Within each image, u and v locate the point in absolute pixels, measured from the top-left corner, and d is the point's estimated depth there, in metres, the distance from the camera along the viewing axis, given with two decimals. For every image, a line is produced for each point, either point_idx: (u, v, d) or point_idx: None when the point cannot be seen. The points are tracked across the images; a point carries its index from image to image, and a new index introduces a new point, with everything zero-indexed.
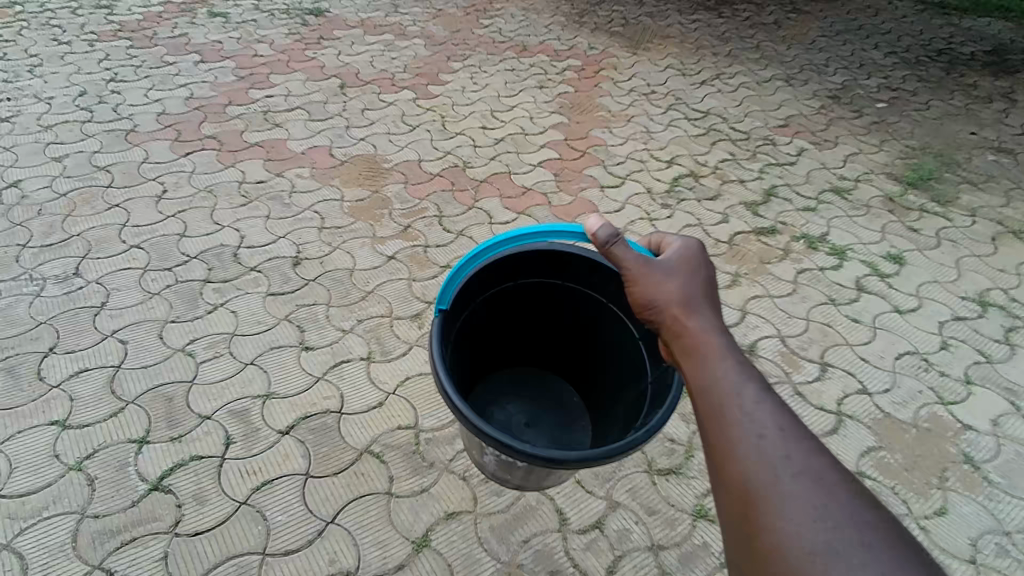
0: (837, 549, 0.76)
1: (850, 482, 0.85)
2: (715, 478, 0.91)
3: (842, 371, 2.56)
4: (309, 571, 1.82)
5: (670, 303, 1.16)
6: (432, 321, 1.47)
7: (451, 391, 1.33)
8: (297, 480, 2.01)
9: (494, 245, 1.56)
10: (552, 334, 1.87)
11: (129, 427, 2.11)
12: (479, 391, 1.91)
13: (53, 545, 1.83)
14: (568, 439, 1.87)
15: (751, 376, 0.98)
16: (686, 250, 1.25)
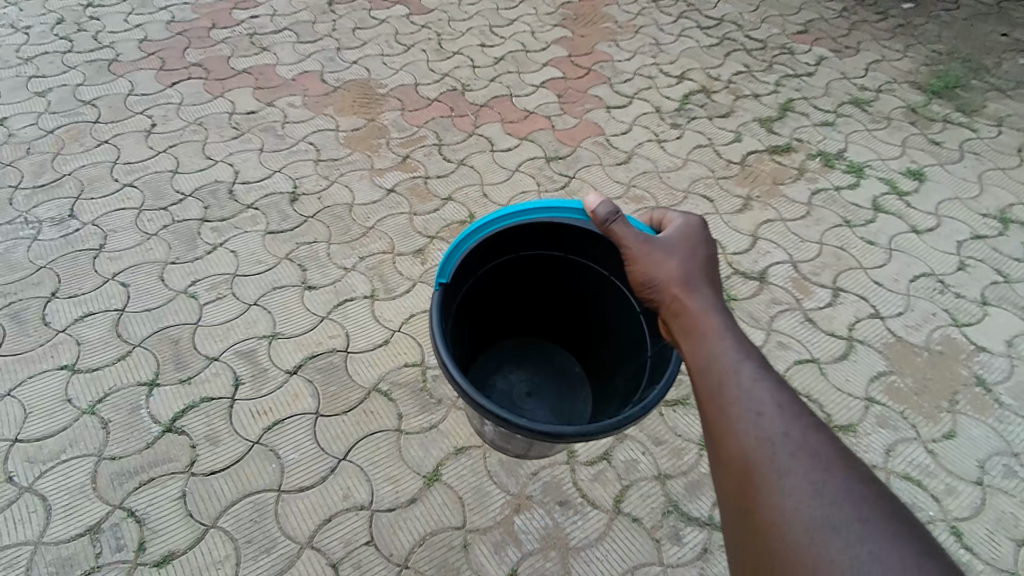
0: (835, 525, 0.78)
1: (849, 459, 0.87)
2: (714, 456, 0.94)
3: (855, 296, 2.51)
4: (324, 506, 1.85)
5: (670, 282, 1.19)
6: (433, 296, 1.44)
7: (451, 365, 1.30)
8: (307, 419, 2.02)
9: (495, 220, 1.52)
10: (553, 305, 1.82)
11: (138, 370, 2.12)
12: (481, 361, 1.88)
13: (73, 486, 1.87)
14: (569, 409, 1.85)
15: (749, 355, 1.01)
16: (686, 226, 1.28)
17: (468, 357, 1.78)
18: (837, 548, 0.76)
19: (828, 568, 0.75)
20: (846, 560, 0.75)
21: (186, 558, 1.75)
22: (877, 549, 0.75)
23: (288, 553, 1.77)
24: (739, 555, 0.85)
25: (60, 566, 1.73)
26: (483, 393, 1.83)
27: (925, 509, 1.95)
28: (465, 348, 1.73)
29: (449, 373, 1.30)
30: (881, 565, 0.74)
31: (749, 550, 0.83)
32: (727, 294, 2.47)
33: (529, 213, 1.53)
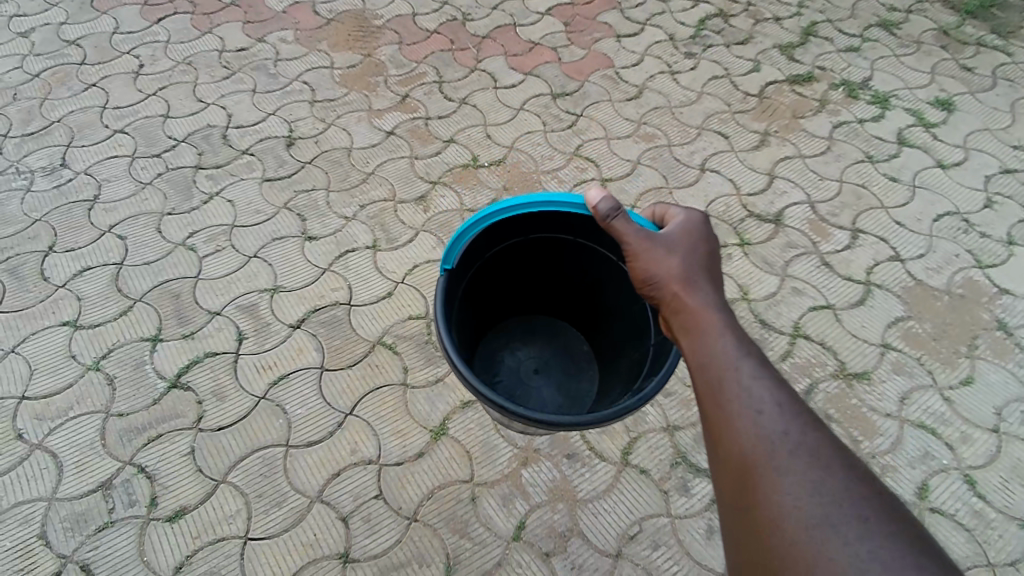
0: (835, 523, 0.79)
1: (848, 457, 0.87)
2: (713, 452, 0.94)
3: (875, 238, 2.41)
4: (332, 461, 1.84)
5: (670, 279, 1.15)
6: (437, 281, 1.40)
7: (454, 354, 1.28)
8: (312, 373, 2.00)
9: (495, 212, 1.46)
10: (561, 284, 1.76)
11: (140, 326, 2.08)
12: (489, 337, 1.84)
13: (83, 443, 1.86)
14: (575, 387, 1.80)
15: (750, 352, 0.99)
16: (688, 223, 1.23)
17: (475, 336, 1.74)
18: (837, 547, 0.77)
19: (827, 566, 0.75)
20: (845, 558, 0.76)
21: (198, 513, 1.75)
22: (876, 547, 0.76)
23: (299, 507, 1.77)
24: (738, 552, 0.85)
25: (75, 522, 1.73)
26: (490, 370, 1.80)
27: (938, 458, 1.92)
28: (472, 330, 1.69)
29: (450, 358, 1.28)
30: (880, 563, 0.74)
31: (747, 545, 0.83)
32: (741, 237, 2.39)
33: (534, 205, 1.48)
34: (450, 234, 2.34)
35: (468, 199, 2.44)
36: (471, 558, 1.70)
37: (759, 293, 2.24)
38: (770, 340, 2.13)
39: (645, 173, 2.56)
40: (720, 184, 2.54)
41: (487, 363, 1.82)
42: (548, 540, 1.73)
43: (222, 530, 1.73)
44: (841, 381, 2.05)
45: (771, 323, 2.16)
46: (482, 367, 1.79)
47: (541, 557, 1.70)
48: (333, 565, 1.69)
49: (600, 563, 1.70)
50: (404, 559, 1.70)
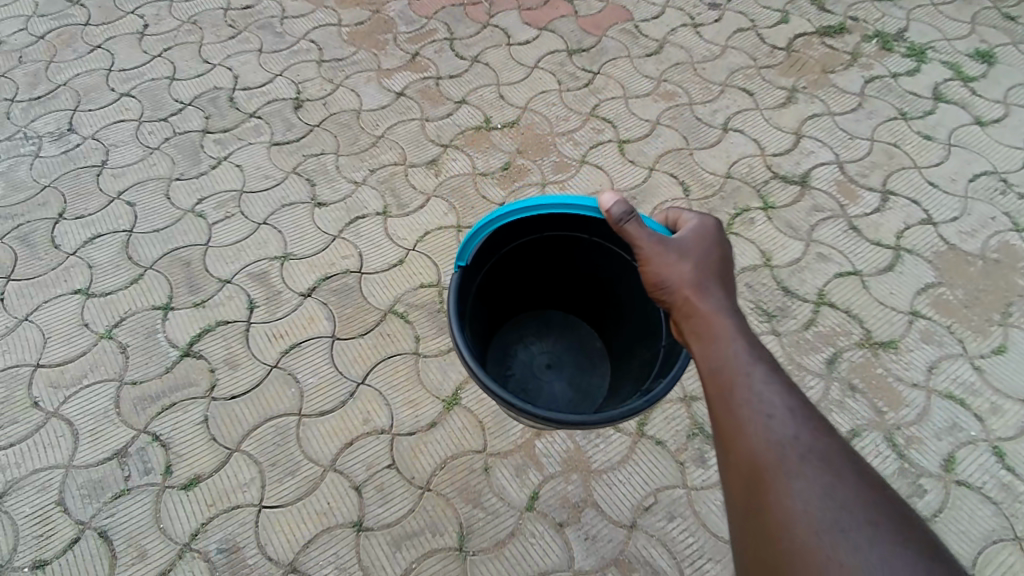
0: (844, 528, 0.82)
1: (856, 464, 0.91)
2: (723, 454, 0.98)
3: (906, 200, 2.31)
4: (345, 430, 1.83)
5: (682, 284, 1.16)
6: (451, 277, 1.38)
7: (464, 348, 1.28)
8: (324, 342, 1.98)
9: (505, 214, 1.43)
10: (576, 281, 1.71)
11: (151, 294, 2.06)
12: (504, 330, 1.80)
13: (97, 411, 1.85)
14: (587, 382, 1.76)
15: (760, 358, 1.03)
16: (703, 227, 1.24)
17: (489, 331, 1.71)
18: (847, 551, 0.80)
19: (838, 569, 0.79)
20: (855, 562, 0.79)
21: (212, 481, 1.74)
22: (884, 553, 0.79)
23: (312, 476, 1.76)
24: (749, 553, 0.89)
25: (92, 489, 1.73)
26: (502, 364, 1.77)
27: (967, 429, 1.86)
28: (486, 325, 1.66)
29: (459, 352, 1.28)
30: (889, 567, 0.78)
31: (757, 547, 0.87)
32: (765, 200, 2.30)
33: (549, 206, 1.45)
34: (462, 200, 2.29)
35: (480, 162, 2.38)
36: (484, 528, 1.69)
37: (783, 259, 2.16)
38: (792, 307, 2.05)
39: (665, 133, 2.46)
40: (743, 144, 2.44)
41: (500, 356, 1.78)
42: (561, 510, 1.71)
43: (236, 499, 1.72)
44: (867, 350, 1.98)
45: (795, 291, 2.09)
46: (494, 360, 1.75)
47: (555, 528, 1.69)
48: (346, 533, 1.68)
49: (615, 534, 1.68)
50: (417, 528, 1.68)
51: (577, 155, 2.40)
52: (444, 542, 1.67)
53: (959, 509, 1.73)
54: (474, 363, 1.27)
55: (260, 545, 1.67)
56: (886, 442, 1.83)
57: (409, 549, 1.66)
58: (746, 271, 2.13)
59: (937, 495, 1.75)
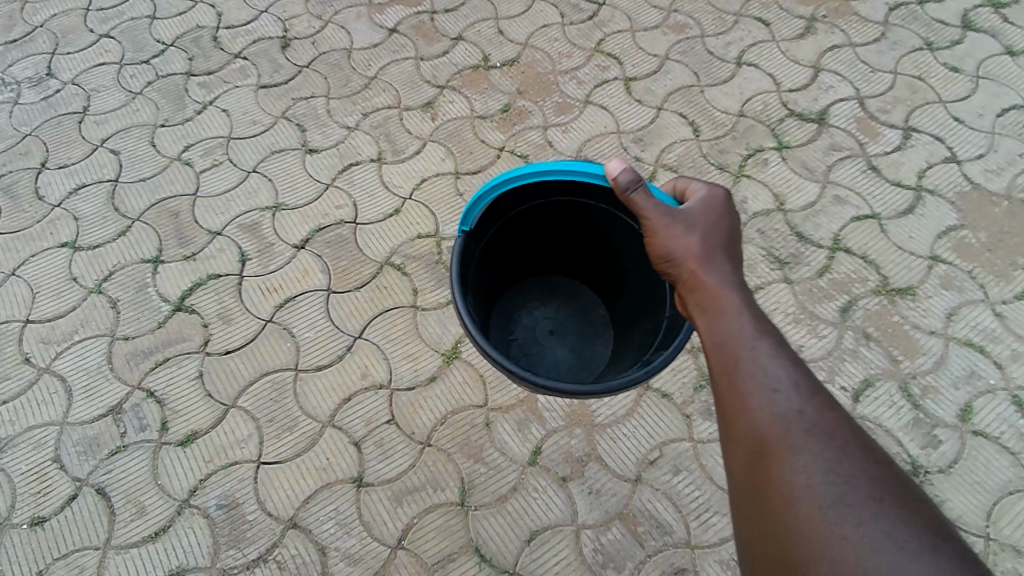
0: (849, 503, 0.81)
1: (861, 438, 0.89)
2: (726, 429, 0.96)
3: (930, 137, 2.18)
4: (343, 386, 1.78)
5: (688, 257, 1.12)
6: (455, 242, 1.33)
7: (465, 313, 1.23)
8: (319, 295, 1.92)
9: (511, 177, 1.37)
10: (582, 247, 1.63)
11: (140, 247, 2.00)
12: (507, 295, 1.73)
13: (90, 367, 1.81)
14: (587, 350, 1.70)
15: (766, 332, 1.00)
16: (711, 197, 1.18)
17: (492, 296, 1.64)
18: (851, 526, 0.79)
19: (841, 544, 0.78)
20: (859, 536, 0.78)
21: (210, 438, 1.71)
22: (889, 528, 0.78)
23: (310, 432, 1.72)
24: (752, 527, 0.88)
25: (88, 446, 1.70)
26: (505, 328, 1.71)
27: (985, 377, 1.79)
28: (489, 290, 1.61)
29: (462, 318, 1.23)
30: (893, 543, 0.77)
31: (760, 521, 0.87)
32: (779, 140, 2.17)
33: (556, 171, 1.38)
34: (460, 144, 2.18)
35: (479, 104, 2.26)
36: (486, 483, 1.66)
37: (797, 203, 2.05)
38: (806, 254, 1.96)
39: (674, 69, 2.32)
40: (758, 80, 2.30)
41: (503, 321, 1.72)
42: (565, 465, 1.67)
43: (234, 455, 1.69)
44: (883, 297, 1.90)
45: (809, 236, 1.99)
46: (496, 324, 1.69)
47: (558, 482, 1.66)
48: (347, 489, 1.65)
49: (619, 489, 1.65)
50: (418, 484, 1.65)
51: (581, 95, 2.27)
52: (446, 497, 1.64)
53: (974, 459, 1.69)
54: (476, 331, 1.23)
55: (260, 501, 1.63)
56: (901, 392, 1.77)
57: (410, 504, 1.63)
58: (758, 216, 2.03)
59: (953, 445, 1.70)
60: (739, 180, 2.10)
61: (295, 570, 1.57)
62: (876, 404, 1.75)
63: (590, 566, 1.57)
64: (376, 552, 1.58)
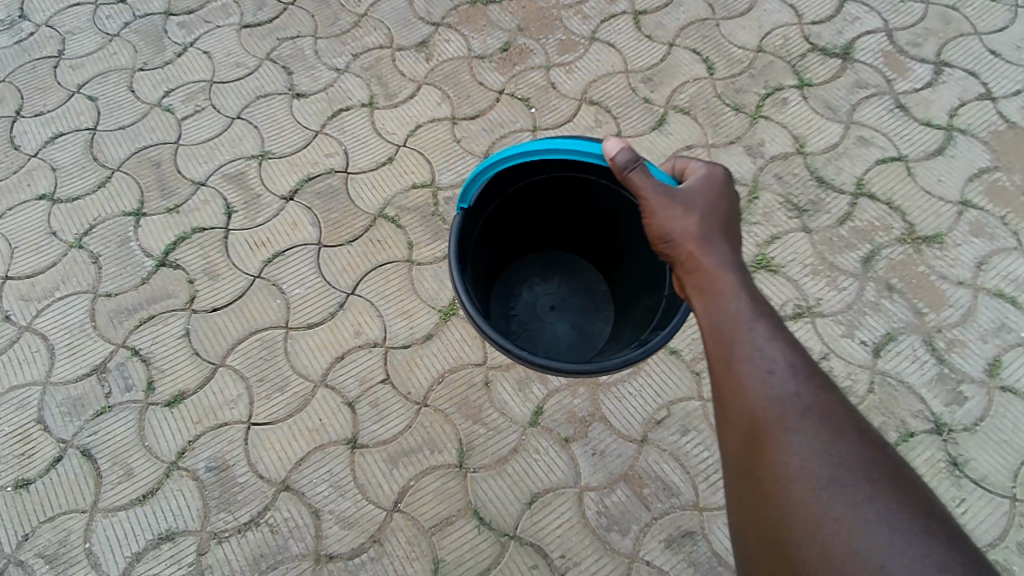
0: (843, 485, 0.78)
1: (857, 420, 0.86)
2: (722, 410, 0.92)
3: (963, 72, 2.01)
4: (335, 344, 1.70)
5: (686, 238, 1.04)
6: (454, 221, 1.24)
7: (463, 293, 1.16)
8: (309, 250, 1.82)
9: (506, 157, 1.27)
10: (584, 223, 1.52)
11: (121, 199, 1.90)
12: (507, 271, 1.63)
13: (73, 325, 1.74)
14: (586, 325, 1.60)
15: (764, 313, 0.94)
16: (710, 176, 1.10)
17: (492, 272, 1.54)
18: (845, 507, 0.77)
19: (834, 525, 0.76)
20: (852, 517, 0.76)
21: (198, 398, 1.64)
22: (882, 509, 0.76)
23: (302, 392, 1.65)
24: (744, 506, 0.85)
25: (72, 407, 1.64)
26: (505, 304, 1.61)
27: (1016, 330, 1.68)
28: (489, 266, 1.51)
29: (462, 301, 1.15)
30: (886, 524, 0.75)
31: (753, 502, 0.84)
32: (800, 77, 2.02)
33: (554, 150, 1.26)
34: (457, 87, 2.04)
35: (477, 43, 2.10)
36: (485, 444, 1.59)
37: (818, 145, 1.91)
38: (827, 200, 1.84)
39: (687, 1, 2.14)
40: (779, 11, 2.12)
41: (504, 297, 1.62)
42: (567, 425, 1.60)
43: (223, 416, 1.62)
44: (908, 246, 1.78)
45: (830, 181, 1.86)
46: (496, 300, 1.59)
47: (561, 444, 1.58)
48: (340, 451, 1.58)
49: (624, 449, 1.58)
50: (414, 445, 1.59)
51: (586, 32, 2.11)
52: (443, 459, 1.57)
53: (1002, 417, 1.59)
54: (478, 314, 1.15)
55: (251, 462, 1.57)
56: (926, 345, 1.65)
57: (407, 466, 1.57)
58: (776, 160, 1.89)
59: (979, 402, 1.60)
60: (756, 121, 1.95)
61: (288, 533, 1.51)
62: (899, 358, 1.64)
63: (594, 529, 1.51)
64: (372, 515, 1.52)
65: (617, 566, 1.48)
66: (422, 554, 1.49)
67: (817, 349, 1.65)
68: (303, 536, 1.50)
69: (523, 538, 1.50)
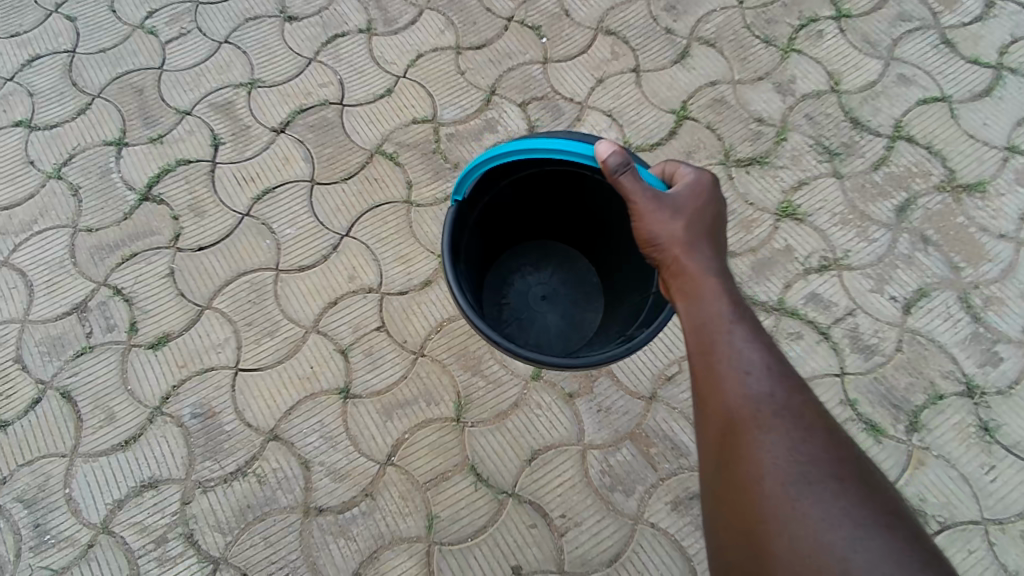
0: (810, 481, 0.76)
1: (828, 422, 0.84)
2: (699, 410, 0.90)
3: (1017, 6, 1.83)
4: (328, 289, 1.60)
5: (672, 242, 1.00)
6: (449, 211, 1.19)
7: (456, 287, 1.12)
8: (301, 187, 1.70)
9: (498, 154, 1.16)
10: (580, 214, 1.39)
11: (101, 128, 1.78)
12: (500, 259, 1.50)
13: (52, 261, 1.64)
14: (578, 316, 1.48)
15: (743, 318, 0.92)
16: (698, 181, 1.05)
17: (485, 259, 1.43)
18: (812, 502, 0.75)
19: (801, 518, 0.74)
20: (817, 511, 0.74)
21: (183, 341, 1.56)
22: (847, 505, 0.74)
23: (293, 338, 1.56)
24: (716, 501, 0.83)
25: (52, 346, 1.56)
26: (496, 292, 1.49)
27: None
28: (484, 256, 1.42)
29: (454, 294, 1.11)
30: (850, 519, 0.73)
31: (723, 498, 0.82)
32: (838, 8, 1.84)
33: (541, 150, 1.13)
34: (462, 14, 1.88)
35: None
36: (484, 397, 1.50)
37: (854, 83, 1.75)
38: (861, 143, 1.69)
39: None
40: None
41: (497, 283, 1.50)
42: (572, 380, 1.51)
43: (209, 360, 1.54)
44: (948, 194, 1.64)
45: (865, 122, 1.71)
46: (488, 289, 1.48)
47: (564, 399, 1.50)
48: (332, 401, 1.50)
49: (631, 407, 1.49)
50: (410, 397, 1.50)
51: None
52: (440, 412, 1.49)
53: None
54: (470, 307, 1.11)
55: (238, 410, 1.50)
56: (961, 303, 1.53)
57: (401, 419, 1.49)
58: (808, 99, 1.74)
59: (1015, 364, 1.49)
60: (788, 55, 1.79)
61: (275, 484, 1.44)
62: (931, 316, 1.52)
63: (597, 489, 1.44)
64: (364, 468, 1.45)
65: (620, 527, 1.41)
66: (417, 510, 1.42)
67: (843, 304, 1.53)
68: (292, 488, 1.44)
69: (522, 496, 1.43)
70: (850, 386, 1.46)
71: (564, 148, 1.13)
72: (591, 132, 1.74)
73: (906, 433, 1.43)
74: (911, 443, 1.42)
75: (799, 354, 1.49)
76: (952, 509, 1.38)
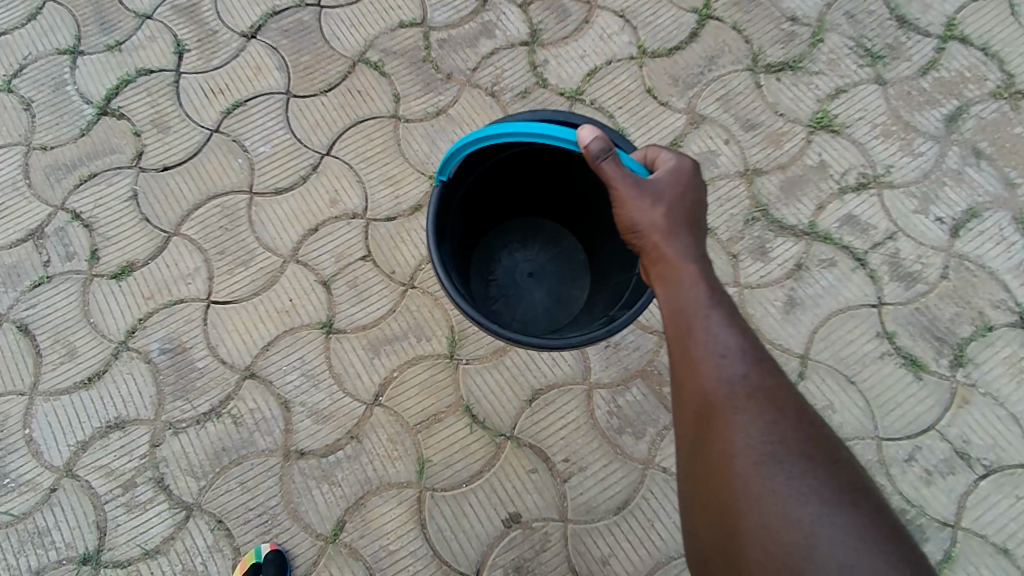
0: (780, 459, 0.69)
1: (801, 401, 0.76)
2: (676, 395, 0.80)
3: None
4: (307, 214, 1.44)
5: (653, 230, 0.84)
6: (434, 192, 1.03)
7: (441, 270, 0.97)
8: (276, 100, 1.52)
9: (481, 137, 0.96)
10: (572, 191, 1.21)
11: (53, 35, 1.58)
12: (487, 237, 1.33)
13: (4, 183, 1.49)
14: (563, 294, 1.31)
15: (722, 301, 0.80)
16: (679, 167, 0.88)
17: (471, 236, 1.26)
18: (782, 479, 0.67)
19: (769, 496, 0.67)
20: (787, 488, 0.67)
21: (148, 271, 1.41)
22: (817, 483, 0.67)
23: (271, 268, 1.41)
24: (690, 480, 0.75)
25: (7, 276, 1.43)
26: (482, 269, 1.32)
27: None
28: (470, 236, 1.25)
29: (439, 277, 0.97)
30: (817, 496, 0.66)
31: (696, 481, 0.74)
32: None
33: (524, 134, 0.93)
34: None
35: None
36: (480, 333, 1.36)
37: None
38: (908, 43, 1.48)
39: None
40: None
41: (484, 260, 1.33)
42: None
43: (178, 292, 1.40)
44: (1005, 102, 1.44)
45: (914, 21, 1.50)
46: (474, 267, 1.30)
47: None
48: (314, 336, 1.37)
49: (642, 342, 1.35)
50: (398, 332, 1.37)
51: None
52: (432, 349, 1.36)
53: None
54: (455, 289, 0.97)
55: (211, 345, 1.37)
56: (1015, 224, 1.37)
57: (389, 356, 1.36)
58: None
59: None
60: None
61: (253, 426, 1.32)
62: (981, 239, 1.36)
63: (604, 431, 1.32)
64: (349, 409, 1.33)
65: (629, 472, 1.30)
66: (406, 453, 1.31)
67: (882, 227, 1.36)
68: (272, 430, 1.32)
69: (522, 439, 1.31)
70: (888, 318, 1.31)
71: (536, 130, 0.92)
72: (601, 36, 1.53)
73: (950, 368, 1.29)
74: (955, 379, 1.29)
75: (832, 283, 1.33)
76: (999, 452, 1.25)
